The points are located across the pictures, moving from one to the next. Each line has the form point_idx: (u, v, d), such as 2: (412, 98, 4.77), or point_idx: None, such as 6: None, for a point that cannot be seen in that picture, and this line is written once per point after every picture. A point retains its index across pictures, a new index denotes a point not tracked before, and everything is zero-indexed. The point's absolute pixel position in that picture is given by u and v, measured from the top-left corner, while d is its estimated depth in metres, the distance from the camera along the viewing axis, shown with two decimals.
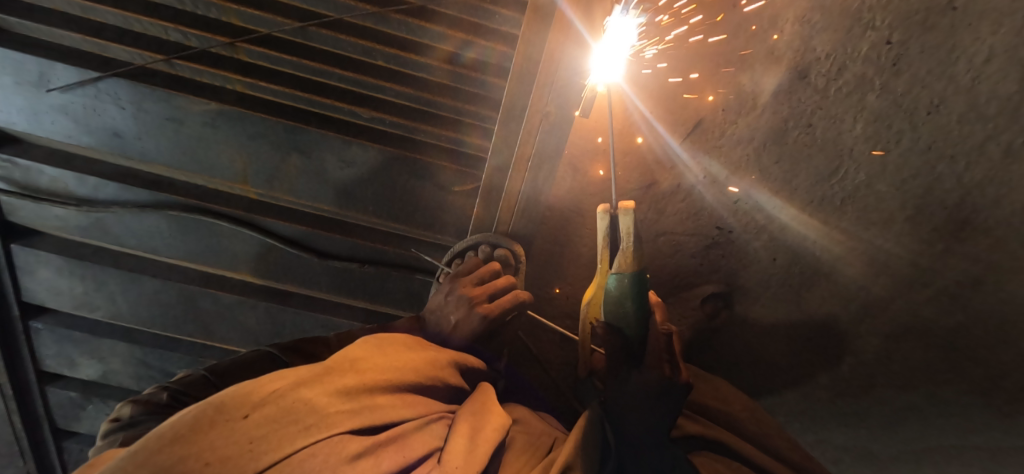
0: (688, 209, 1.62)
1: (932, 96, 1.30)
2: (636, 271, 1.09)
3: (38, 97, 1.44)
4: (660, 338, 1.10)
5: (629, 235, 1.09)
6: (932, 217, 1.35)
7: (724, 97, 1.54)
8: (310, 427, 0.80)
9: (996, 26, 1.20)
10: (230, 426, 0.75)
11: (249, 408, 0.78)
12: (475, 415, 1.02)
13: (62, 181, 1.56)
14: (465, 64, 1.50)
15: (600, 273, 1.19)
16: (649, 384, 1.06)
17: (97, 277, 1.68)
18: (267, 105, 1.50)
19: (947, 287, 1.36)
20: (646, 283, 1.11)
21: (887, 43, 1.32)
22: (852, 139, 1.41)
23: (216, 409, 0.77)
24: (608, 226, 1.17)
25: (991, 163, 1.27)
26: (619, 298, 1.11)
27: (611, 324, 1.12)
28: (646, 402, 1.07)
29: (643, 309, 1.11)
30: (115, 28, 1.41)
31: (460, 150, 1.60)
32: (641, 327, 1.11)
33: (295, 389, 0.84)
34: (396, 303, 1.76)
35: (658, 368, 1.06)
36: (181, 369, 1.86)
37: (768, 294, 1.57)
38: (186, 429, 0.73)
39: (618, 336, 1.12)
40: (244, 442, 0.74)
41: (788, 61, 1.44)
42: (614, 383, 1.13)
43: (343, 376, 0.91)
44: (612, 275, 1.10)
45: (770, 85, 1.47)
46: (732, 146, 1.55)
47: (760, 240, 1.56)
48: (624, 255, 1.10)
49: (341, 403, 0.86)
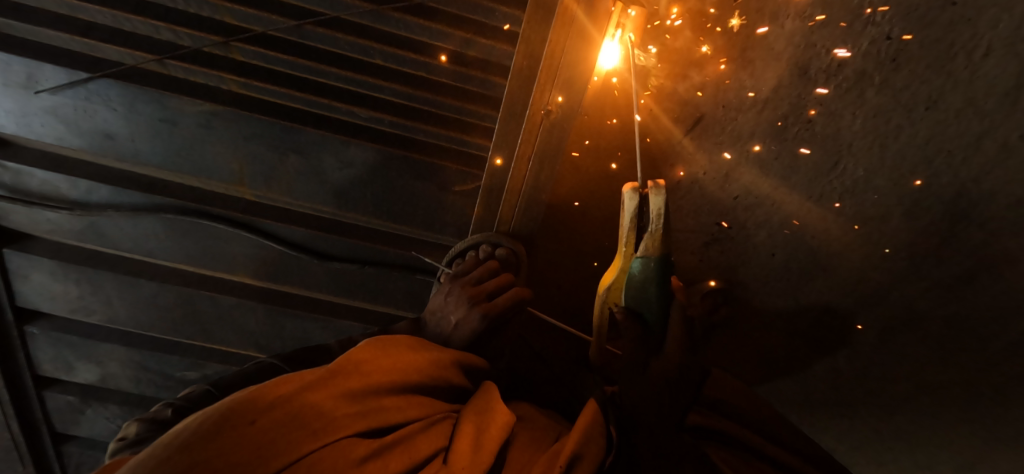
0: (704, 191, 1.53)
1: (932, 91, 1.20)
2: (660, 255, 1.13)
3: (28, 99, 1.40)
4: (680, 323, 1.19)
5: (659, 216, 1.10)
6: (930, 212, 1.27)
7: (745, 85, 1.41)
8: (317, 431, 0.80)
9: (995, 22, 1.10)
10: (238, 432, 0.75)
11: (257, 414, 0.78)
12: (480, 413, 1.02)
13: (53, 184, 1.52)
14: (466, 62, 1.47)
15: (622, 256, 1.19)
16: (671, 368, 1.15)
17: (93, 280, 1.65)
18: (262, 105, 1.47)
19: (944, 280, 1.30)
20: (669, 268, 1.16)
21: (887, 39, 1.22)
22: (852, 135, 1.31)
23: (222, 416, 0.76)
24: (636, 207, 1.16)
25: (987, 159, 1.18)
26: (642, 282, 1.18)
27: (630, 310, 1.22)
28: (665, 386, 1.13)
29: (664, 295, 1.19)
30: (106, 28, 1.38)
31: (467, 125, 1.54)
32: (659, 313, 1.21)
33: (302, 393, 0.84)
34: (398, 303, 1.77)
35: (678, 353, 1.16)
36: (179, 373, 1.84)
37: (768, 289, 1.52)
38: (192, 438, 0.73)
39: (639, 321, 1.21)
40: (253, 448, 0.74)
41: (803, 37, 1.31)
42: (630, 367, 1.18)
43: (348, 379, 0.91)
44: (637, 260, 1.16)
45: (796, 60, 1.33)
46: (743, 136, 1.45)
47: (761, 232, 1.49)
48: (652, 238, 1.12)
49: (347, 405, 0.87)
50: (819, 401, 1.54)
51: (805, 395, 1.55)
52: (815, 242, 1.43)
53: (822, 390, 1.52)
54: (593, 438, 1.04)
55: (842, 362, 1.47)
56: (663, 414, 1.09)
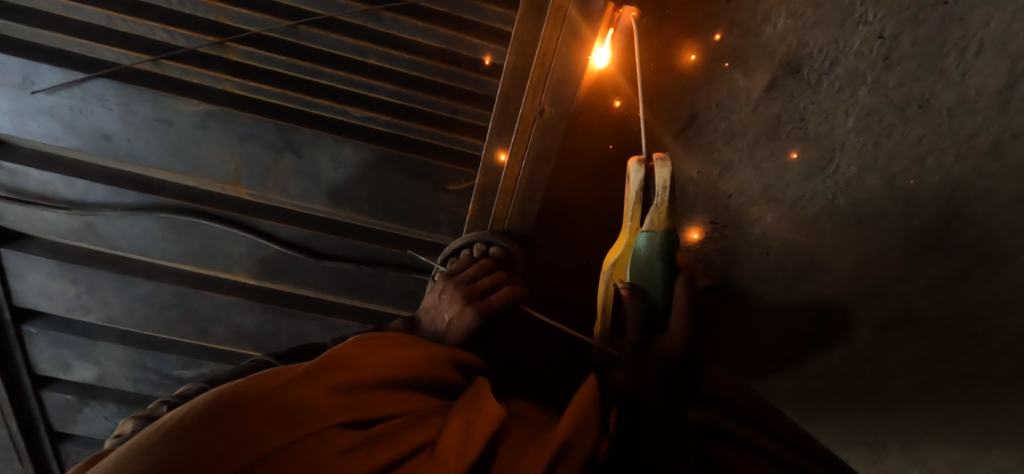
0: (698, 186, 1.54)
1: (923, 91, 1.20)
2: (668, 229, 1.05)
3: (24, 99, 1.41)
4: (684, 302, 1.11)
5: (665, 188, 1.00)
6: (923, 210, 1.27)
7: (737, 82, 1.40)
8: (301, 419, 0.81)
9: (986, 20, 1.10)
10: (221, 421, 0.76)
11: (242, 403, 0.79)
12: (469, 408, 1.02)
13: (49, 184, 1.53)
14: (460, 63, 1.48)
15: (628, 231, 1.10)
16: (674, 351, 1.11)
17: (90, 280, 1.66)
18: (258, 105, 1.48)
19: (937, 278, 1.30)
20: (676, 242, 1.08)
21: (879, 38, 1.21)
22: (844, 132, 1.31)
23: (209, 407, 0.78)
24: (643, 179, 1.04)
25: (980, 156, 1.18)
26: (648, 258, 1.08)
27: (635, 286, 1.12)
28: (668, 368, 1.10)
29: (670, 271, 1.10)
30: (100, 28, 1.37)
31: (464, 110, 1.52)
32: (665, 291, 1.12)
33: (290, 385, 0.85)
34: (394, 302, 1.77)
35: (684, 333, 1.10)
36: (178, 371, 1.85)
37: (763, 288, 1.52)
38: (178, 427, 0.75)
39: (643, 298, 1.12)
40: (235, 434, 0.75)
41: (795, 36, 1.30)
42: (636, 352, 1.15)
43: (337, 372, 0.92)
44: (642, 234, 1.06)
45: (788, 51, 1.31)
46: (736, 135, 1.44)
47: (755, 230, 1.49)
48: (657, 211, 1.03)
49: (333, 397, 0.88)
50: (817, 399, 1.56)
51: (801, 391, 1.57)
52: (809, 241, 1.43)
53: (819, 389, 1.54)
54: (587, 427, 1.02)
55: (837, 360, 1.48)
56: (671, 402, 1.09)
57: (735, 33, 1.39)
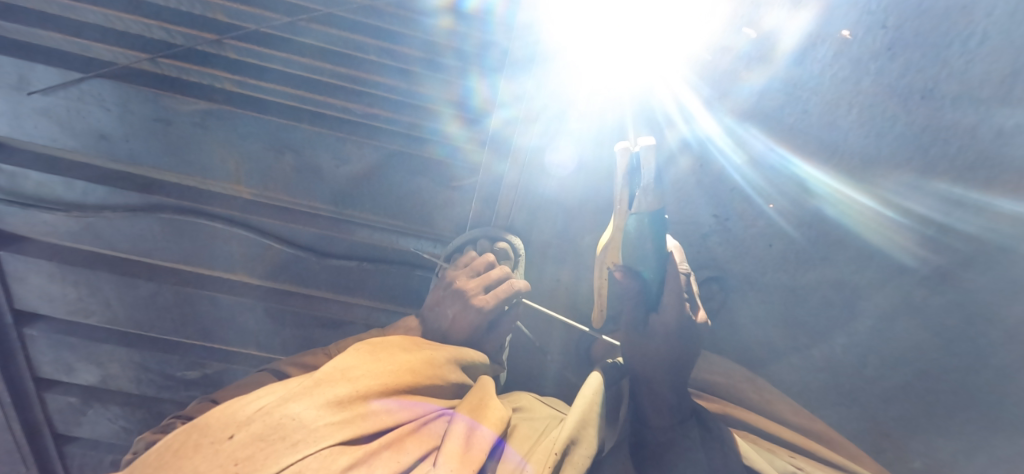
0: (699, 181, 1.48)
1: (926, 81, 1.19)
2: (654, 210, 1.07)
3: (20, 101, 1.41)
4: (680, 279, 1.12)
5: (650, 170, 1.05)
6: (924, 199, 1.23)
7: (755, 69, 1.38)
8: (296, 443, 0.81)
9: (990, 8, 1.11)
10: (213, 448, 0.81)
11: (234, 429, 0.83)
12: (473, 412, 1.00)
13: (48, 186, 1.52)
14: (472, 62, 1.53)
15: (618, 215, 1.12)
16: (671, 325, 1.12)
17: (91, 281, 1.65)
18: (257, 103, 1.49)
19: (938, 267, 1.24)
20: (665, 224, 1.10)
21: (882, 27, 1.22)
22: (848, 125, 1.29)
23: (203, 434, 0.84)
24: (629, 164, 1.11)
25: (982, 147, 1.15)
26: (639, 238, 1.09)
27: (629, 267, 1.13)
28: (669, 343, 1.12)
29: (661, 250, 1.10)
30: (98, 28, 1.39)
31: (469, 102, 1.58)
32: (658, 269, 1.11)
33: (282, 405, 0.86)
34: (398, 301, 1.74)
35: (679, 308, 1.11)
36: (180, 373, 1.83)
37: (768, 279, 1.44)
38: (172, 455, 0.82)
39: (637, 279, 1.12)
40: (228, 463, 0.78)
41: (802, 34, 1.32)
42: (635, 329, 1.16)
43: (333, 387, 0.91)
44: (631, 217, 1.09)
45: (796, 25, 1.32)
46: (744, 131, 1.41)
47: (760, 220, 1.42)
48: (645, 193, 1.06)
49: (331, 414, 0.87)
50: None
51: None
52: (810, 234, 1.37)
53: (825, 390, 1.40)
54: (586, 424, 1.03)
55: None
56: (668, 376, 1.12)
57: (740, 29, 1.39)
